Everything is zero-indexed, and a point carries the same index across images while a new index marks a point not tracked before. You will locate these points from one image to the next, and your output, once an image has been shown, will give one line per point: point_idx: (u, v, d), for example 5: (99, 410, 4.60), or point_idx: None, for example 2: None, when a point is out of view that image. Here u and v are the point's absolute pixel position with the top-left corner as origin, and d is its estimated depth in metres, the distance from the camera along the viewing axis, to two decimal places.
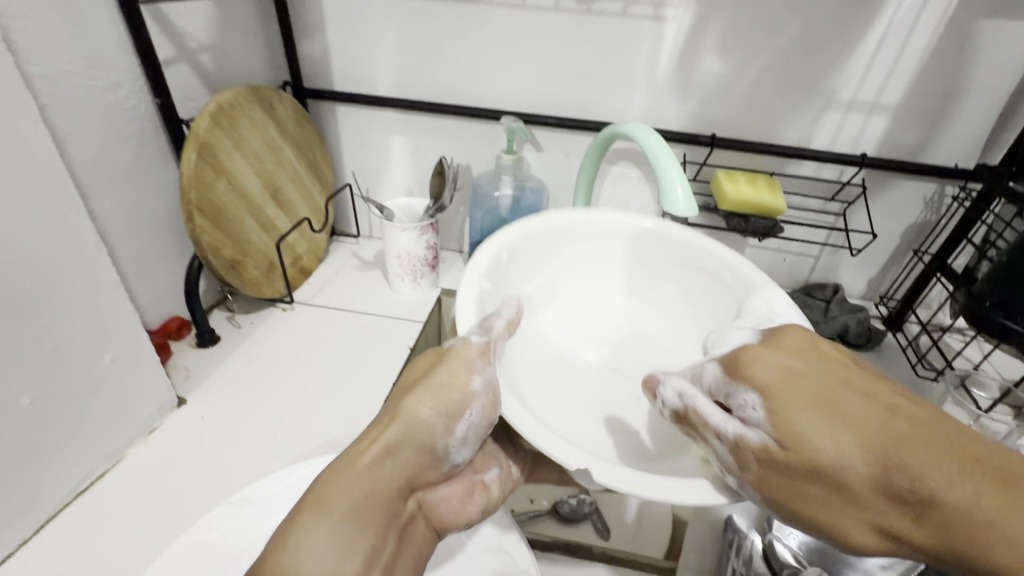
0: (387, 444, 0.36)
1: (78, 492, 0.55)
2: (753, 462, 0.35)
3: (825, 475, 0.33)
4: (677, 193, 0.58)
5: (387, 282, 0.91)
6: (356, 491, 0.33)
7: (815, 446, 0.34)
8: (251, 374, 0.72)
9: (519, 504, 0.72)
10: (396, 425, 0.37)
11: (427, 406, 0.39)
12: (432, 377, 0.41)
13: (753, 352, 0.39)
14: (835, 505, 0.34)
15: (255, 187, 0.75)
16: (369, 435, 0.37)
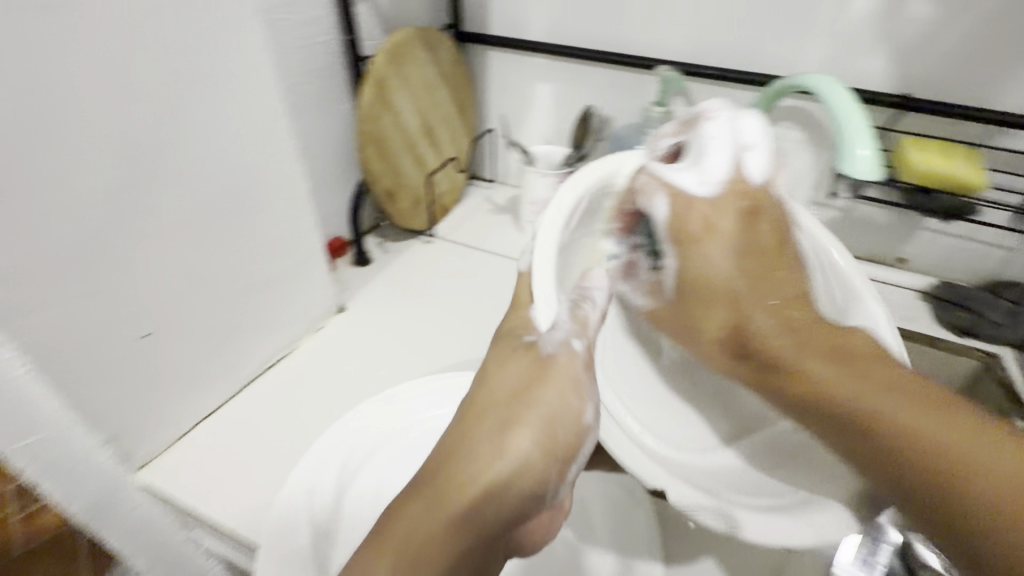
0: (479, 472, 0.36)
1: (266, 367, 0.67)
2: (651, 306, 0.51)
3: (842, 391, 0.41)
4: (857, 159, 0.52)
5: (518, 227, 0.95)
6: (450, 518, 0.35)
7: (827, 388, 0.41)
8: (396, 294, 0.80)
9: None
10: (489, 453, 0.37)
11: (523, 439, 0.37)
12: (526, 398, 0.39)
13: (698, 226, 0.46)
14: (842, 404, 0.40)
15: (413, 124, 0.81)
16: (460, 450, 0.38)
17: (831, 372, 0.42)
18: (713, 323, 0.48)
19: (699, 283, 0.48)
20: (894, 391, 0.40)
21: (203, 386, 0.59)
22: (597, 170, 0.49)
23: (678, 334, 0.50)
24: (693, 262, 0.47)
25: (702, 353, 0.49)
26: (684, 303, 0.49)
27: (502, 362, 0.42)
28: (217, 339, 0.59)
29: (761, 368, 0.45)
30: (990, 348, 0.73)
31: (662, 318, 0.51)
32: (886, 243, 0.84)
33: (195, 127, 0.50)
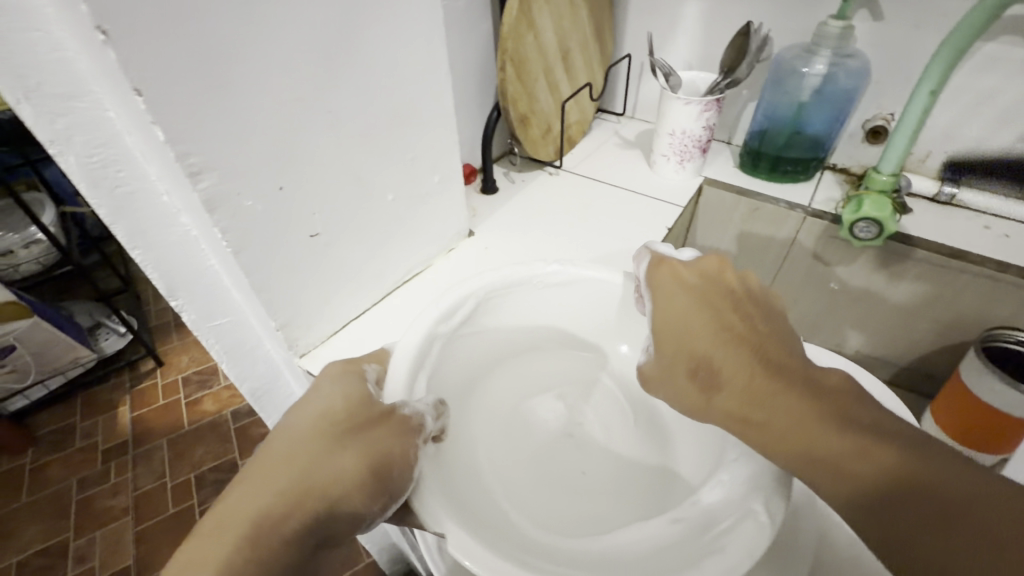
0: (302, 480, 0.39)
1: (404, 281, 0.72)
2: (647, 372, 0.47)
3: (794, 428, 0.37)
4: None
5: (649, 163, 0.89)
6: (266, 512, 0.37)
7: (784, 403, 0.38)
8: (522, 223, 0.80)
9: None
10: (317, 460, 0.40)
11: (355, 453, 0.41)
12: (355, 431, 0.42)
13: (669, 279, 0.48)
14: (815, 445, 0.36)
15: (553, 45, 0.78)
16: (295, 454, 0.40)
17: (773, 403, 0.38)
18: (681, 365, 0.44)
19: (668, 325, 0.45)
20: (837, 419, 0.36)
21: (354, 291, 0.64)
22: (493, 279, 0.56)
23: (653, 386, 0.47)
24: (667, 305, 0.46)
25: (679, 400, 0.44)
26: (658, 346, 0.46)
27: (338, 380, 0.46)
28: (369, 247, 0.63)
29: (719, 408, 0.41)
30: None
31: (643, 365, 0.48)
32: None
33: (368, 35, 0.51)
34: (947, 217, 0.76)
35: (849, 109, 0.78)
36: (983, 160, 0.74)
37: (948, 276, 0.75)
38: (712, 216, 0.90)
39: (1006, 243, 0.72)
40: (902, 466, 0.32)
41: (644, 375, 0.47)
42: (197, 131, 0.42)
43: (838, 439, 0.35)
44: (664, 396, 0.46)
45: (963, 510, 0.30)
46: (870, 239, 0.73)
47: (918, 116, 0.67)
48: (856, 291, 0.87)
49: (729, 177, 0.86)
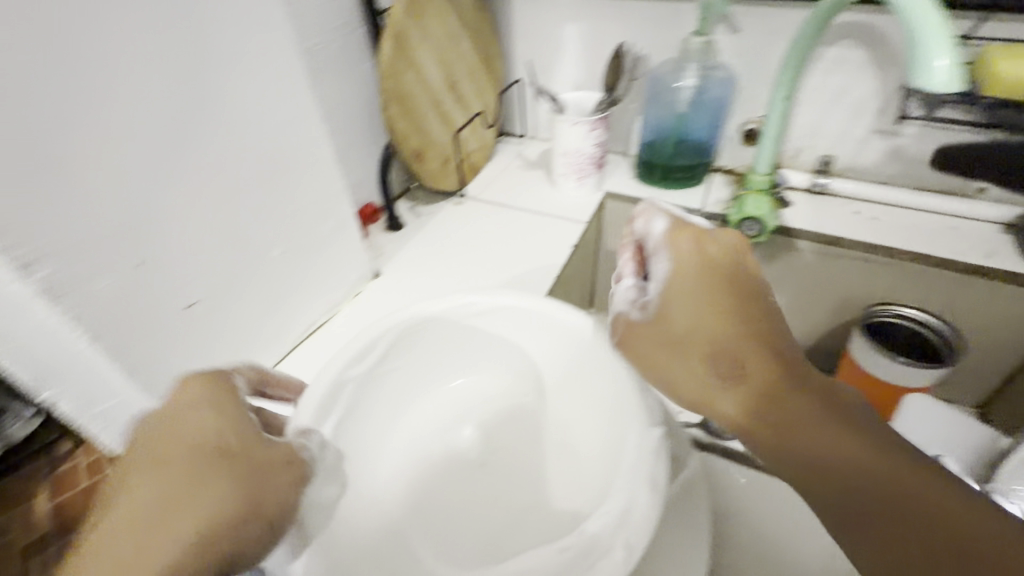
0: (172, 528, 0.34)
1: (308, 333, 0.69)
2: (627, 328, 0.46)
3: (797, 425, 0.36)
4: (931, 74, 0.45)
5: (551, 182, 0.91)
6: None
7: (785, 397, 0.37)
8: (429, 257, 0.80)
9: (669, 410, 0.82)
10: (152, 519, 0.35)
11: (206, 501, 0.36)
12: (235, 466, 0.38)
13: (688, 245, 0.46)
14: (827, 453, 0.34)
15: (437, 79, 0.78)
16: (163, 496, 0.36)
17: (767, 400, 0.38)
18: (676, 342, 0.43)
19: (675, 298, 0.44)
20: (848, 430, 0.35)
21: (250, 354, 0.61)
22: (403, 317, 0.53)
23: (632, 350, 0.45)
24: (676, 281, 0.45)
25: (667, 370, 0.42)
26: (661, 318, 0.44)
27: (212, 410, 0.41)
28: (260, 307, 0.60)
29: (708, 381, 0.40)
30: None
31: (625, 328, 0.46)
32: (963, 170, 0.76)
33: (219, 94, 0.49)
34: (824, 206, 0.82)
35: (724, 116, 0.83)
36: (845, 151, 0.81)
37: (831, 262, 0.80)
38: (619, 228, 0.93)
39: (874, 226, 0.78)
40: (920, 493, 0.31)
41: (621, 340, 0.46)
42: (24, 219, 0.38)
43: (849, 449, 0.34)
44: (641, 360, 0.44)
45: (923, 506, 0.30)
46: (757, 236, 0.77)
47: (779, 119, 0.72)
48: None
49: (628, 189, 0.89)
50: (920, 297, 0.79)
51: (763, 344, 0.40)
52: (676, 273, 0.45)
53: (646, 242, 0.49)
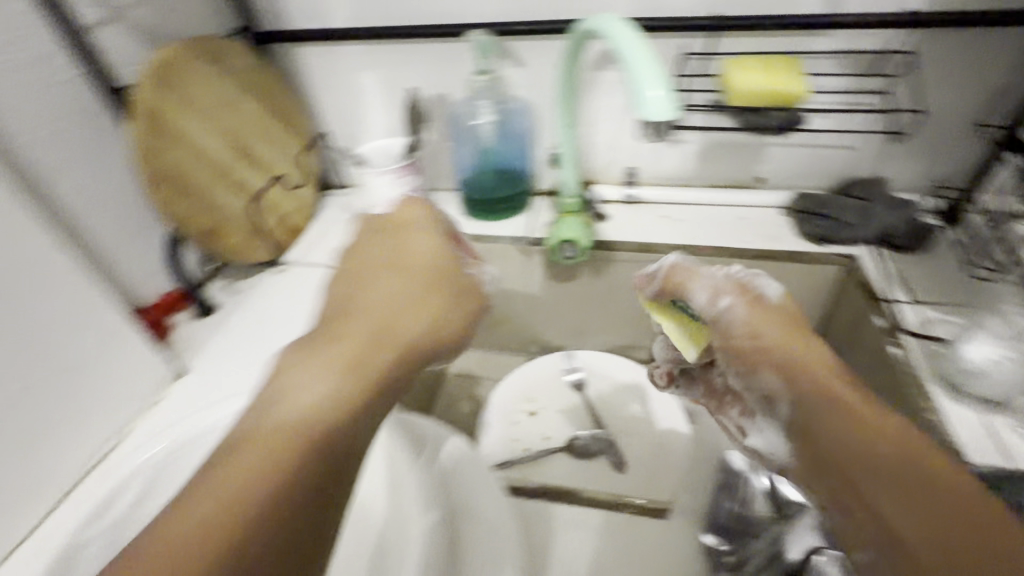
0: (357, 360, 0.35)
1: (93, 466, 0.58)
2: (738, 317, 0.46)
3: (831, 393, 0.39)
4: (647, 104, 0.49)
5: (375, 233, 0.87)
6: (282, 440, 0.31)
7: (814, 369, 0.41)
8: (245, 341, 0.73)
9: (535, 440, 0.84)
10: (358, 362, 0.35)
11: (360, 390, 0.34)
12: (422, 316, 0.40)
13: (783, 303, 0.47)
14: (843, 407, 0.38)
15: (217, 149, 0.72)
16: (356, 347, 0.36)
17: (845, 392, 0.39)
18: (803, 331, 0.44)
19: (787, 307, 0.47)
20: (857, 396, 0.39)
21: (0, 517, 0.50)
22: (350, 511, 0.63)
23: (730, 322, 0.46)
24: (775, 301, 0.47)
25: (779, 345, 0.43)
26: (776, 305, 0.46)
27: (429, 290, 0.42)
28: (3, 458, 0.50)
29: (810, 354, 0.42)
30: (847, 251, 0.75)
31: (751, 296, 0.47)
32: (740, 165, 0.83)
33: None
34: (635, 215, 0.86)
35: (529, 145, 0.86)
36: (644, 162, 0.86)
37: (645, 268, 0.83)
38: None
39: (677, 227, 0.83)
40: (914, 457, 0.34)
41: (733, 303, 0.47)
42: None
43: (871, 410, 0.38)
44: (740, 319, 0.46)
45: (932, 473, 0.33)
46: (576, 257, 0.81)
47: (570, 145, 0.76)
48: (599, 305, 0.91)
49: (456, 227, 0.88)
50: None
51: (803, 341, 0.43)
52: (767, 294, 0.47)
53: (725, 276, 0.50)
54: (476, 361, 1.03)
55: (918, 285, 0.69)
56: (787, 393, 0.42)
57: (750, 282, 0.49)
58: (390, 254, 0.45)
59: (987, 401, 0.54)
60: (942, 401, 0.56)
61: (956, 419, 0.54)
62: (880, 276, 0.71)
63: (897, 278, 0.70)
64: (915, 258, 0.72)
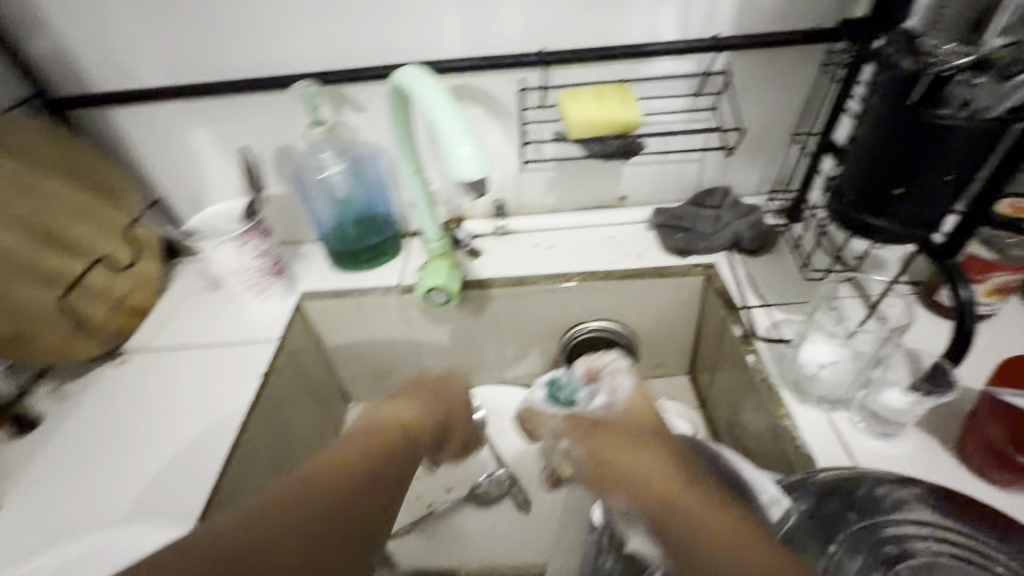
0: (378, 461, 0.44)
1: None
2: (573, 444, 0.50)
3: (640, 482, 0.42)
4: (465, 163, 0.50)
5: (235, 302, 0.80)
6: (322, 480, 0.39)
7: (628, 462, 0.44)
8: (78, 456, 0.65)
9: (437, 493, 0.83)
10: (405, 424, 0.50)
11: (370, 476, 0.42)
12: (415, 423, 0.51)
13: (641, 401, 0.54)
14: (650, 490, 0.41)
15: (12, 244, 0.64)
16: (370, 446, 0.45)
17: (675, 491, 0.40)
18: (643, 440, 0.46)
19: (630, 419, 0.51)
20: (659, 475, 0.42)
21: None
22: None
23: (576, 457, 0.49)
24: (627, 397, 0.55)
25: (600, 454, 0.46)
26: (613, 422, 0.50)
27: (418, 412, 0.52)
28: None
29: (643, 462, 0.43)
30: (706, 261, 0.78)
31: (586, 426, 0.51)
32: (602, 187, 0.84)
33: None
34: (508, 247, 0.85)
35: (389, 188, 0.82)
36: (511, 193, 0.85)
37: (525, 301, 0.82)
38: (331, 324, 0.85)
39: (550, 255, 0.83)
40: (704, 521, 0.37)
41: (571, 442, 0.50)
42: None
43: (673, 486, 0.41)
44: (582, 451, 0.48)
45: (714, 534, 0.36)
46: (449, 300, 0.77)
47: (423, 190, 0.73)
48: (485, 344, 0.88)
49: (324, 283, 0.82)
50: (609, 313, 0.84)
51: (620, 440, 0.47)
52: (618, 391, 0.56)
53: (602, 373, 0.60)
54: None
55: (768, 288, 0.72)
56: (623, 508, 0.43)
57: (607, 392, 0.57)
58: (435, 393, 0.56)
59: (829, 400, 0.57)
60: (792, 405, 0.58)
61: (804, 422, 0.57)
62: (736, 282, 0.74)
63: (750, 284, 0.73)
64: (766, 259, 0.76)
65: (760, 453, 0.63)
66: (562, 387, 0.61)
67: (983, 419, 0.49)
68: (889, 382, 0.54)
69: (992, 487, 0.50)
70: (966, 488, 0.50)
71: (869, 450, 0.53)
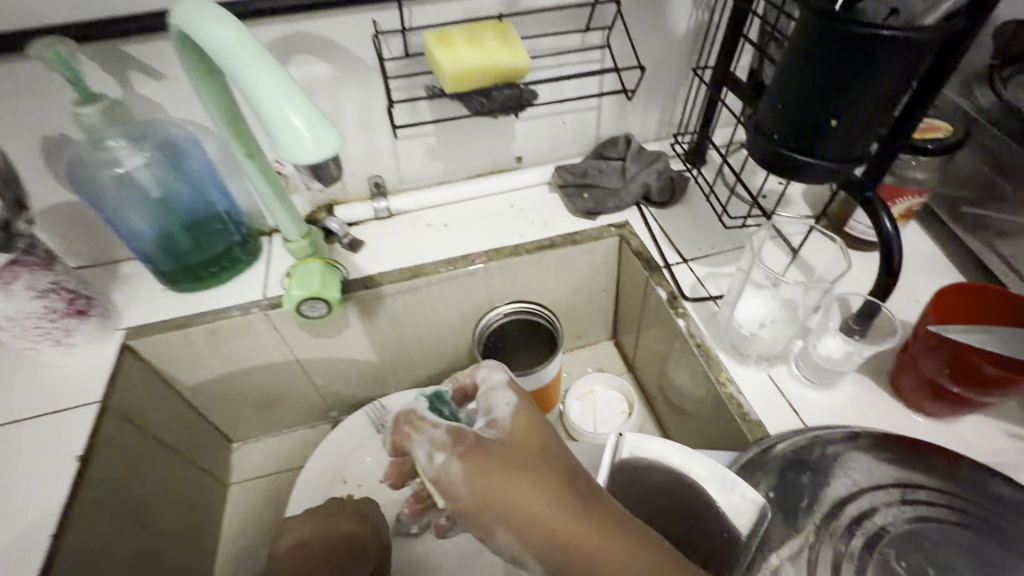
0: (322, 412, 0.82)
1: None
2: (457, 481, 0.37)
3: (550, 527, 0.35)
4: (305, 148, 0.36)
5: (28, 359, 0.59)
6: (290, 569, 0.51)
7: (529, 503, 0.36)
8: None
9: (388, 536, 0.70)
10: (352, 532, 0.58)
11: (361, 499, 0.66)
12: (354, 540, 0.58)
13: (531, 413, 0.41)
14: (562, 536, 0.35)
15: None
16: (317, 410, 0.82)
17: (577, 525, 0.35)
18: (536, 463, 0.38)
19: (517, 429, 0.40)
20: (571, 513, 0.36)
21: None
22: None
23: (451, 485, 0.37)
24: (517, 415, 0.41)
25: (497, 488, 0.36)
26: (498, 440, 0.39)
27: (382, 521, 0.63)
28: None
29: (540, 493, 0.36)
30: (618, 220, 0.71)
31: (468, 443, 0.38)
32: (494, 149, 0.73)
33: None
34: (396, 232, 0.71)
35: (223, 175, 0.64)
36: (387, 166, 0.70)
37: (425, 294, 0.70)
38: (177, 364, 0.66)
39: (446, 235, 0.71)
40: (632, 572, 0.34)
41: (448, 460, 0.37)
42: None
43: (587, 527, 0.35)
44: (461, 479, 0.37)
45: None
46: (325, 313, 0.61)
47: (273, 180, 0.55)
48: (387, 347, 0.75)
49: (161, 315, 0.63)
50: (523, 293, 0.74)
51: (517, 470, 0.37)
52: (505, 403, 0.41)
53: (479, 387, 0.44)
54: (265, 452, 0.81)
55: (686, 242, 0.67)
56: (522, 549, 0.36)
57: (486, 410, 0.41)
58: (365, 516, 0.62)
59: (767, 357, 0.53)
60: (731, 368, 0.53)
61: (744, 384, 0.52)
62: (651, 238, 0.68)
63: (666, 240, 0.67)
64: (677, 209, 0.71)
65: (701, 419, 0.59)
66: (448, 403, 0.48)
67: (917, 355, 0.46)
68: (829, 328, 0.51)
69: (920, 419, 0.49)
70: (904, 425, 0.48)
71: (811, 403, 0.50)
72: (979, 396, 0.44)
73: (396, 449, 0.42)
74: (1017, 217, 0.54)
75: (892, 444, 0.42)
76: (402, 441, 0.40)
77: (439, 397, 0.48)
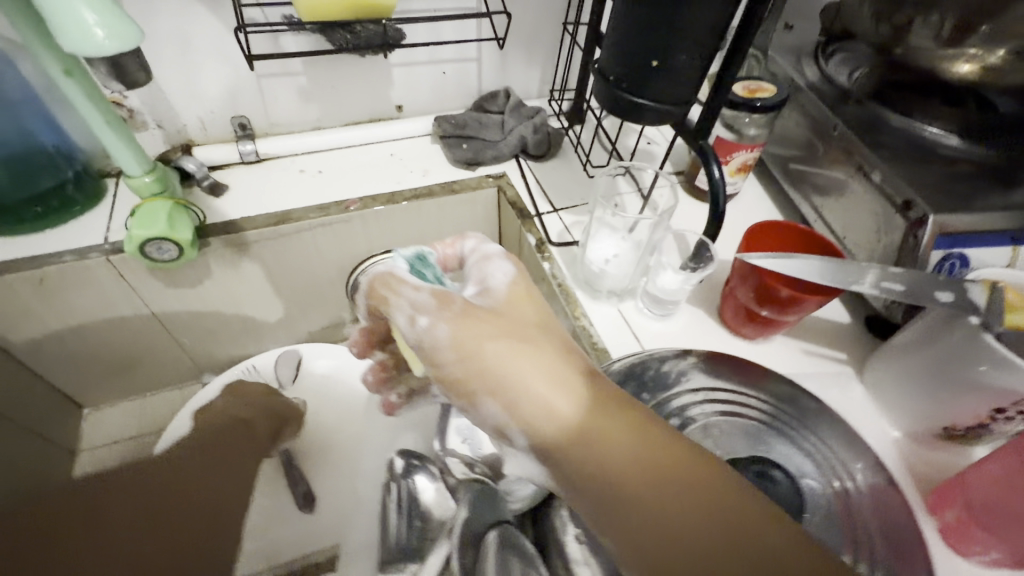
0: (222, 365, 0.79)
1: None
2: (444, 344, 0.36)
3: (544, 400, 0.34)
4: (98, 42, 0.42)
5: None
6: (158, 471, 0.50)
7: (523, 374, 0.35)
8: None
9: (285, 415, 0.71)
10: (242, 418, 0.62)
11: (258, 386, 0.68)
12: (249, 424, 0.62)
13: (529, 288, 0.40)
14: (557, 409, 0.34)
15: None
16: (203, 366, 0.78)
17: (573, 400, 0.34)
18: (530, 334, 0.37)
19: (512, 300, 0.39)
20: (570, 388, 0.35)
21: None
22: None
23: (436, 348, 0.36)
24: (506, 285, 0.40)
25: (491, 354, 0.35)
26: (492, 306, 0.38)
27: (273, 398, 0.67)
28: None
29: (537, 362, 0.35)
30: (496, 171, 0.72)
31: (457, 306, 0.37)
32: (370, 94, 0.71)
33: None
34: (265, 178, 0.68)
35: (43, 105, 0.56)
36: (253, 105, 0.66)
37: (296, 240, 0.67)
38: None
39: (319, 182, 0.68)
40: (630, 443, 0.33)
41: (434, 322, 0.36)
42: None
43: (583, 401, 0.34)
44: (448, 341, 0.36)
45: (640, 461, 0.32)
46: (175, 256, 0.57)
47: (88, 88, 0.50)
48: (259, 298, 0.72)
49: None
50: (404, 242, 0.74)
51: (515, 339, 0.36)
52: (505, 274, 0.41)
53: (471, 259, 0.44)
54: (127, 417, 0.76)
55: (558, 192, 0.70)
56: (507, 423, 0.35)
57: (478, 279, 0.41)
58: (257, 404, 0.65)
59: (617, 292, 0.58)
60: (586, 303, 0.57)
61: (596, 316, 0.56)
62: (526, 188, 0.70)
63: (540, 191, 0.70)
64: (553, 162, 0.73)
65: None
66: (432, 266, 0.43)
67: (735, 285, 0.53)
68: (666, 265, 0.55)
69: (742, 341, 0.55)
70: (730, 347, 0.55)
71: (652, 331, 0.56)
72: (780, 315, 0.50)
73: (375, 312, 0.42)
74: (824, 170, 0.62)
75: (730, 363, 0.46)
76: (380, 304, 0.40)
77: (422, 260, 0.43)
